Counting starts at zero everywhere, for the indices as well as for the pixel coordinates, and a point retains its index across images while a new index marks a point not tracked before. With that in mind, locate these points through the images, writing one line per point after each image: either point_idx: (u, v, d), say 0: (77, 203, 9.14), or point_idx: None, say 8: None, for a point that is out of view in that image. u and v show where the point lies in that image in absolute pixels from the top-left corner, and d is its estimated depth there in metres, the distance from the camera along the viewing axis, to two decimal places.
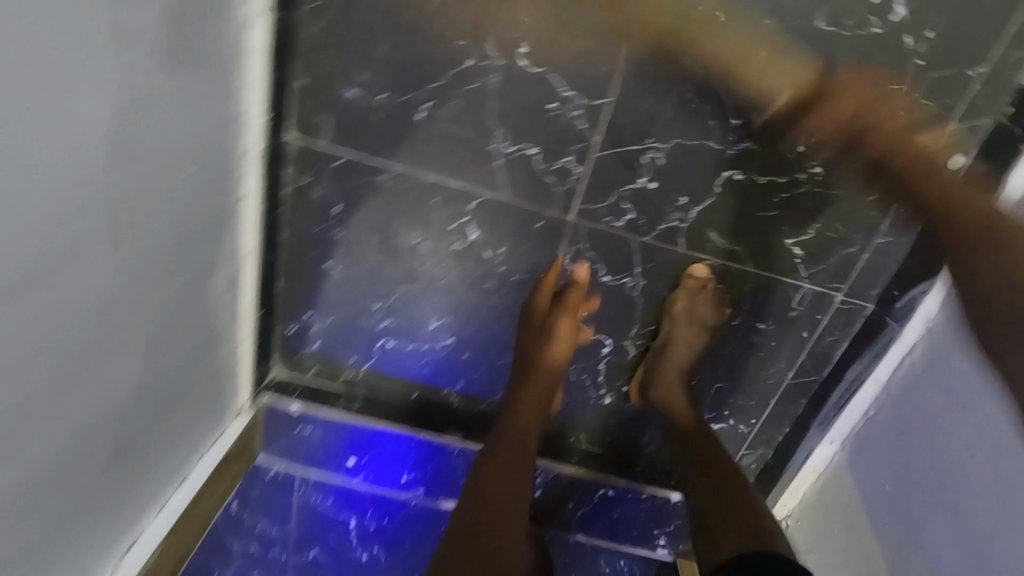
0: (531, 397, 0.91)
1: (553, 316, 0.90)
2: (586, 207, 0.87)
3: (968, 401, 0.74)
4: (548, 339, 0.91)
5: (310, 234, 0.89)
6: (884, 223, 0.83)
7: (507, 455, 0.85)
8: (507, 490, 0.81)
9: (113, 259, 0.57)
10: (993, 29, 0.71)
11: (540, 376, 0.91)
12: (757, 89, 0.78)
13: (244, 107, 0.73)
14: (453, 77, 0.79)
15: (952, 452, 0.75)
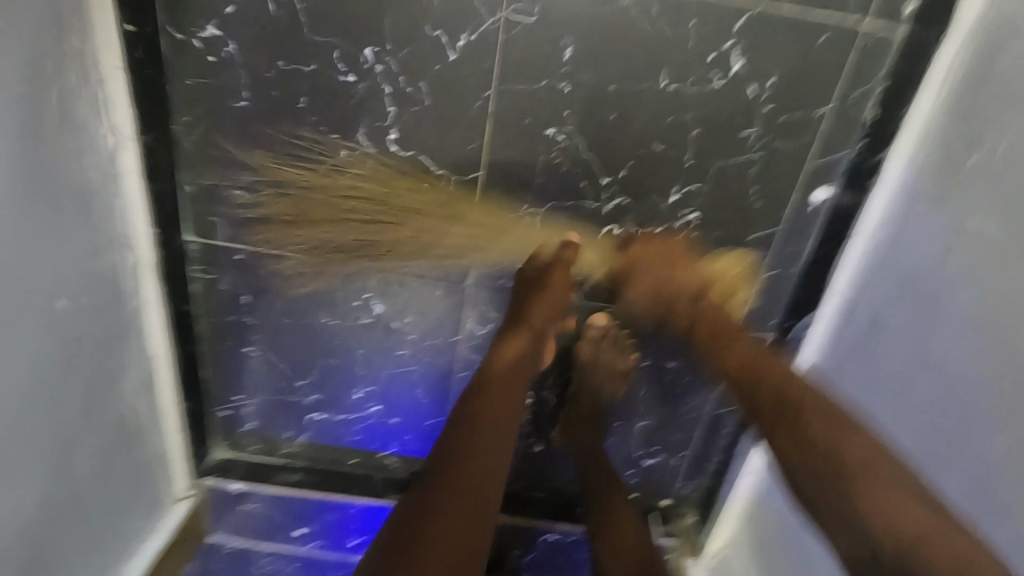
0: (518, 348, 0.81)
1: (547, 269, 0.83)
2: (482, 272, 0.90)
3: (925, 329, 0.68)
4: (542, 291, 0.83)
5: (225, 324, 0.94)
6: (767, 258, 0.84)
7: (486, 411, 0.74)
8: (481, 451, 0.70)
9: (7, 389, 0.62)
10: (830, 71, 0.73)
11: (534, 321, 0.82)
12: (619, 147, 0.79)
13: (129, 227, 0.81)
14: (329, 169, 0.83)
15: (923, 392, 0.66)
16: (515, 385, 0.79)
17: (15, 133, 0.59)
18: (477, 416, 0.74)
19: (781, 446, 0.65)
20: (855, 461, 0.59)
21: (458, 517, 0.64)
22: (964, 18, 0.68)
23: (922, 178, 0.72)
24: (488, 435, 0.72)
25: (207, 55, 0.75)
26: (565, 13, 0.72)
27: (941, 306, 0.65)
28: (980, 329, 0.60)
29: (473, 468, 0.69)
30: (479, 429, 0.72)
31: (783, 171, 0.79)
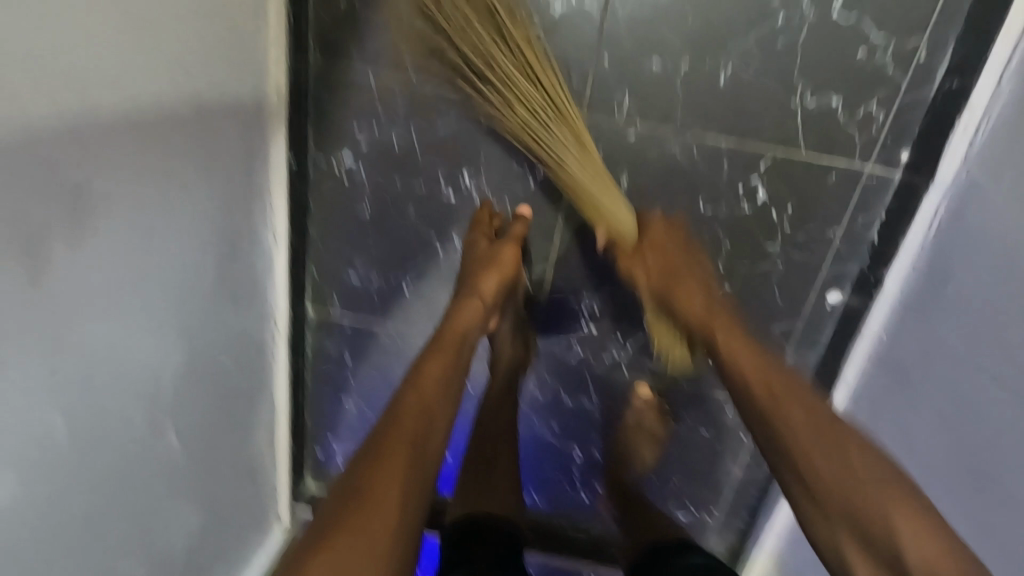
0: (472, 319, 0.86)
1: (498, 243, 0.92)
2: (545, 346, 1.07)
3: (930, 348, 0.81)
4: (494, 262, 0.90)
5: (330, 380, 1.14)
6: (789, 347, 0.99)
7: (441, 356, 0.80)
8: (427, 401, 0.74)
9: (193, 432, 0.82)
10: (841, 202, 0.89)
11: (485, 291, 0.89)
12: None
13: (274, 309, 1.00)
14: (427, 261, 1.02)
15: (937, 409, 0.78)
16: (463, 350, 0.83)
17: (221, 244, 0.80)
18: (420, 379, 0.76)
19: (795, 466, 0.65)
20: (851, 469, 0.62)
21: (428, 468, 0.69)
22: (946, 175, 0.83)
23: (912, 296, 0.87)
24: (429, 401, 0.74)
25: (342, 175, 0.97)
26: (623, 153, 0.90)
27: (920, 404, 0.81)
28: (950, 429, 0.75)
29: (407, 437, 0.69)
30: (429, 392, 0.75)
31: (801, 277, 0.94)
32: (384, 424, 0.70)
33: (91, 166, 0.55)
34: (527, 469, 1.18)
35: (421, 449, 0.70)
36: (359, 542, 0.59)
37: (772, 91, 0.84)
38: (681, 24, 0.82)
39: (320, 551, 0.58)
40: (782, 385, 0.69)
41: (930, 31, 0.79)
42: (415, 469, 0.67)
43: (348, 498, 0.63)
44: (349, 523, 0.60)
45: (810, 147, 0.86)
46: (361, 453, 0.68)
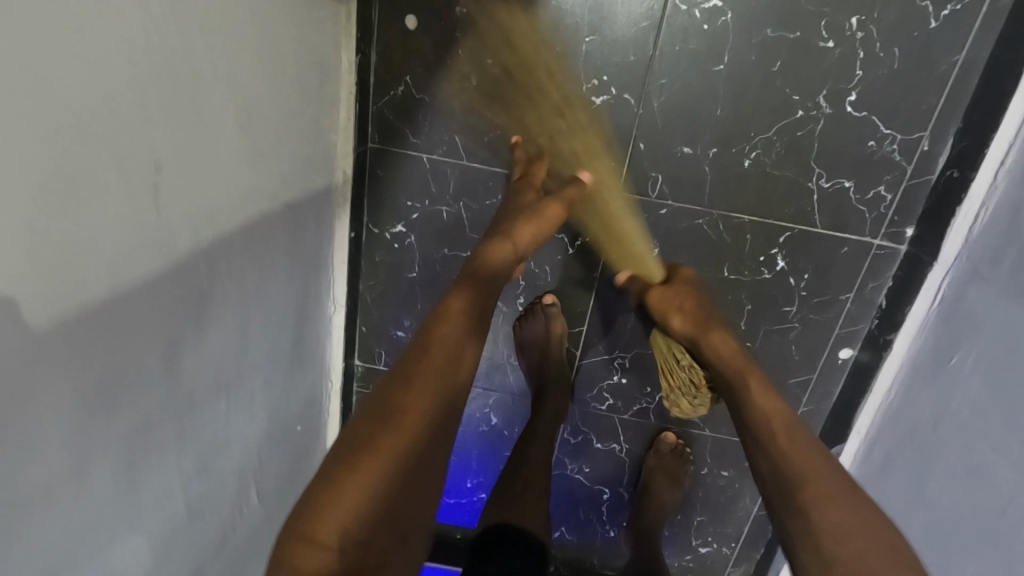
0: (506, 257, 0.80)
1: (544, 198, 0.87)
2: (578, 396, 1.15)
3: (944, 411, 0.89)
4: (534, 211, 0.85)
5: None
6: (804, 396, 1.07)
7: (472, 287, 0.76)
8: (455, 341, 0.70)
9: (267, 492, 0.88)
10: (852, 269, 0.98)
11: (522, 238, 0.82)
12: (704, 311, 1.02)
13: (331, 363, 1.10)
14: None
15: (950, 467, 0.86)
16: (494, 291, 0.79)
17: (294, 316, 0.87)
18: (447, 320, 0.71)
19: (765, 447, 0.71)
20: (805, 463, 0.68)
21: (446, 423, 0.66)
22: (949, 254, 0.92)
23: (921, 361, 0.96)
24: (451, 353, 0.69)
25: (393, 243, 1.04)
26: (655, 225, 0.99)
27: (931, 461, 0.90)
28: (960, 485, 0.83)
29: (433, 389, 0.65)
30: (455, 338, 0.70)
31: (816, 336, 1.03)
32: (406, 368, 0.66)
33: (214, 276, 0.63)
34: (556, 507, 1.26)
35: (445, 403, 0.66)
36: (385, 494, 0.57)
37: (792, 174, 0.93)
38: (711, 114, 0.91)
39: (341, 488, 0.56)
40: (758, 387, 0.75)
41: (933, 124, 0.88)
42: (436, 418, 0.64)
43: (371, 433, 0.60)
44: (372, 465, 0.57)
45: (824, 223, 0.95)
46: (389, 386, 0.64)
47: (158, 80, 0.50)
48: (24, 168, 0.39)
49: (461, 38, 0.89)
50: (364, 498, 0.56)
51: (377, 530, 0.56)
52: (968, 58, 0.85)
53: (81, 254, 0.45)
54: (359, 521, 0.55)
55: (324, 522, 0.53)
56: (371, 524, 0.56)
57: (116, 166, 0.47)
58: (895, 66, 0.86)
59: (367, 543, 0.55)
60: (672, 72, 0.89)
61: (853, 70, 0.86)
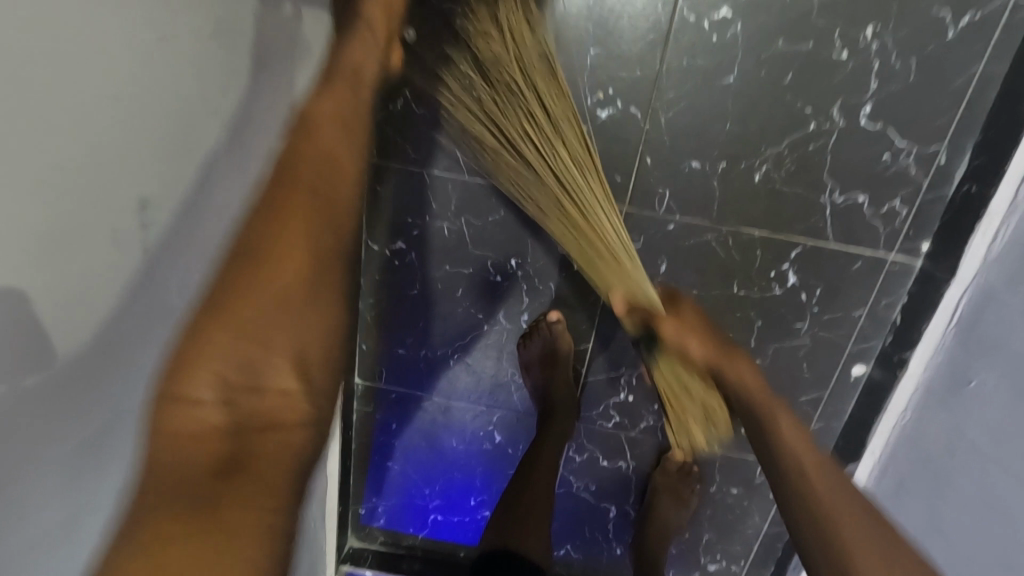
0: (367, 53, 0.63)
1: None
2: (584, 414, 1.12)
3: (959, 438, 0.87)
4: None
5: (376, 442, 1.20)
6: (816, 414, 1.05)
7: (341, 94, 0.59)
8: (330, 147, 0.56)
9: None
10: (865, 286, 0.95)
11: (376, 21, 0.65)
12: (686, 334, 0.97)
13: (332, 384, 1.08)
14: (472, 338, 1.08)
15: (968, 496, 0.83)
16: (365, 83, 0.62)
17: None
18: (322, 123, 0.56)
19: (801, 493, 0.66)
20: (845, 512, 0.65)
21: (340, 237, 0.54)
22: (968, 273, 0.89)
23: (937, 381, 0.94)
24: (331, 163, 0.55)
25: (394, 260, 1.03)
26: (662, 242, 0.96)
27: (945, 486, 0.87)
28: (979, 512, 0.81)
29: (306, 199, 0.53)
30: (329, 148, 0.56)
31: (827, 353, 1.00)
32: (278, 184, 0.53)
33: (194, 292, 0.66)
34: (562, 524, 1.23)
35: (331, 213, 0.54)
36: (275, 325, 0.49)
37: (803, 189, 0.90)
38: (719, 128, 0.88)
39: (208, 336, 0.46)
40: (795, 431, 0.69)
41: (949, 138, 0.86)
42: (317, 240, 0.52)
43: (239, 267, 0.50)
44: (245, 304, 0.48)
45: (837, 238, 0.93)
46: (254, 215, 0.52)
47: (150, 114, 0.54)
48: (34, 207, 0.43)
49: None
50: (240, 339, 0.47)
51: (277, 368, 0.48)
52: (987, 71, 0.82)
53: (88, 282, 0.50)
54: (235, 369, 0.46)
55: (189, 381, 0.45)
56: (260, 368, 0.47)
57: (123, 193, 0.52)
58: (911, 79, 0.83)
59: (262, 387, 0.47)
60: (680, 85, 0.86)
61: (868, 84, 0.83)
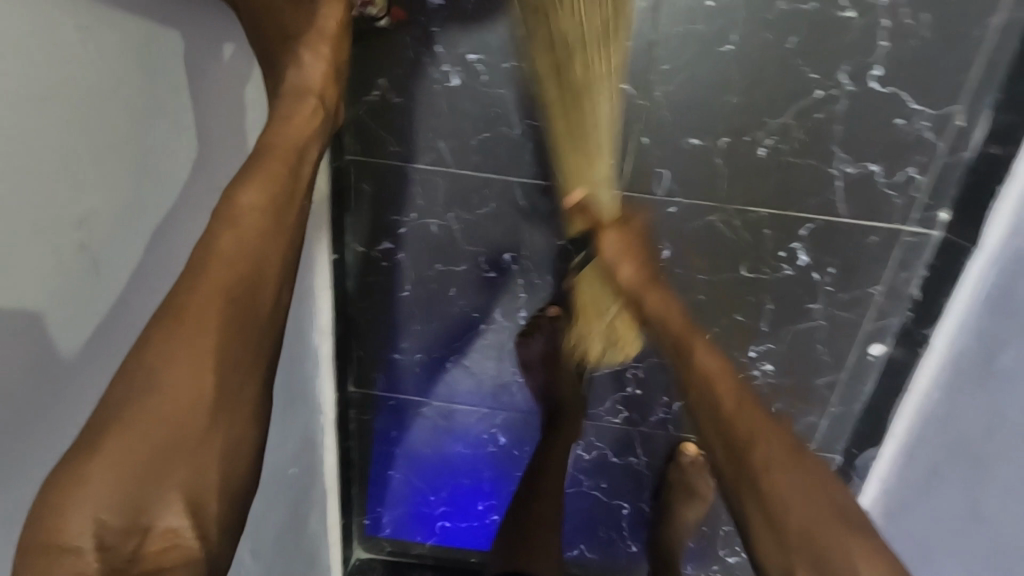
0: (306, 129, 0.62)
1: (303, 45, 0.65)
2: (591, 411, 1.07)
3: (988, 424, 0.82)
4: (288, 81, 0.64)
5: (376, 451, 1.15)
6: (835, 397, 1.00)
7: (266, 183, 0.57)
8: (247, 254, 0.54)
9: (249, 553, 0.81)
10: (881, 261, 0.90)
11: (316, 91, 0.65)
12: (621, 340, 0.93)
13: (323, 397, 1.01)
14: (468, 339, 1.03)
15: (1000, 483, 0.79)
16: (302, 170, 0.61)
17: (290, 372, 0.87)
18: (242, 222, 0.55)
19: (729, 445, 0.68)
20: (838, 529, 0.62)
21: (248, 350, 0.53)
22: (991, 243, 0.84)
23: (964, 357, 0.88)
24: (246, 266, 0.54)
25: (381, 261, 0.97)
26: (665, 227, 0.91)
27: (981, 476, 0.82)
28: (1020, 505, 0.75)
29: (219, 312, 0.51)
30: (252, 246, 0.55)
31: (845, 335, 0.95)
32: (175, 295, 0.51)
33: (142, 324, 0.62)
34: (574, 524, 1.19)
35: (246, 328, 0.53)
36: (167, 459, 0.46)
37: (813, 162, 0.84)
38: (719, 102, 0.82)
39: (86, 477, 0.43)
40: (778, 455, 0.66)
41: (969, 97, 0.79)
42: (228, 363, 0.51)
43: (133, 382, 0.47)
44: (133, 436, 0.45)
45: (851, 212, 0.87)
46: (151, 327, 0.49)
47: (125, 137, 0.56)
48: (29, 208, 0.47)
49: (439, 34, 0.81)
50: (133, 477, 0.44)
51: (167, 506, 0.46)
52: (1007, 20, 0.75)
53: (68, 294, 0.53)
54: (122, 503, 0.44)
55: (67, 528, 0.42)
56: (146, 503, 0.45)
57: (102, 191, 0.54)
58: (926, 34, 0.76)
59: (149, 523, 0.45)
60: (675, 56, 0.80)
61: (878, 43, 0.77)
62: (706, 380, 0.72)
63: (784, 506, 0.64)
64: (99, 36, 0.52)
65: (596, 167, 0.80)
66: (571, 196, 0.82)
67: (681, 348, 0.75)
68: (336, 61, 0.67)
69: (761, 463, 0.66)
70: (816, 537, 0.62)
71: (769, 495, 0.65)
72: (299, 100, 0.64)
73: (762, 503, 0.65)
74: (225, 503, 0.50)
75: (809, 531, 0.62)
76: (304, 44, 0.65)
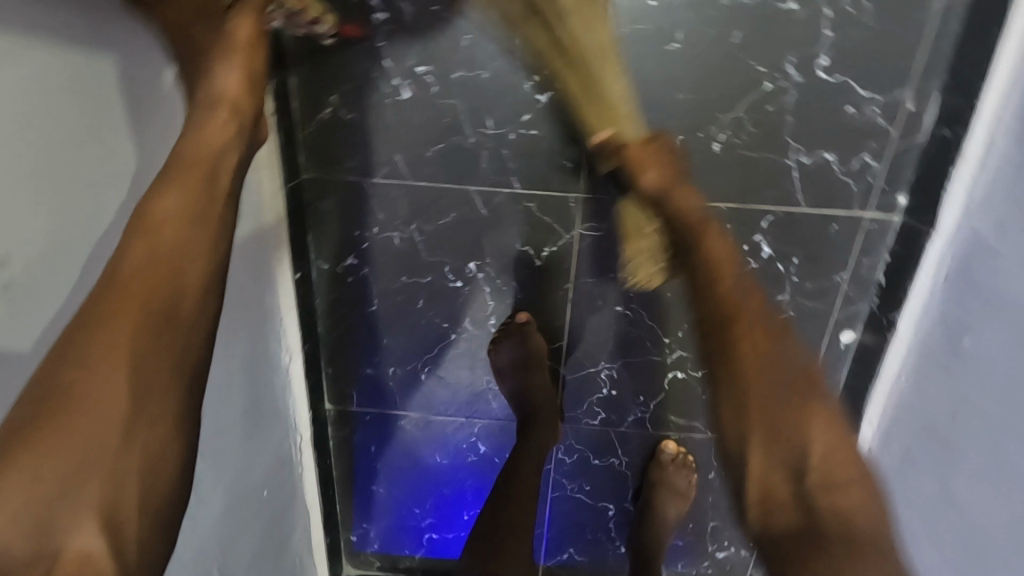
0: (220, 139, 0.61)
1: (220, 55, 0.63)
2: (568, 414, 1.07)
3: (960, 407, 0.81)
4: (205, 92, 0.62)
5: (358, 467, 1.15)
6: None
7: (177, 190, 0.56)
8: (160, 263, 0.54)
9: None
10: (844, 248, 0.90)
11: (234, 99, 0.63)
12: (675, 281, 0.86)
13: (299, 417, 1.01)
14: (440, 350, 1.03)
15: (976, 466, 0.78)
16: (216, 179, 0.59)
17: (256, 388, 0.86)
18: (158, 233, 0.54)
19: (715, 308, 0.68)
20: (812, 427, 0.64)
21: (170, 362, 0.53)
22: (948, 225, 0.84)
23: (930, 341, 0.88)
24: (162, 275, 0.54)
25: (347, 277, 0.97)
26: None
27: (958, 461, 0.81)
28: (999, 490, 0.74)
29: (133, 325, 0.51)
30: (168, 256, 0.55)
31: (814, 323, 0.95)
32: (91, 310, 0.51)
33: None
34: (561, 528, 1.18)
35: (162, 337, 0.53)
36: (76, 478, 0.47)
37: (767, 154, 0.85)
38: (670, 99, 0.82)
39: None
40: (768, 362, 0.66)
41: (916, 81, 0.80)
42: (144, 375, 0.51)
43: (48, 404, 0.47)
44: (50, 444, 0.46)
45: (810, 202, 0.87)
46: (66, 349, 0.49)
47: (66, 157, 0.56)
48: None
49: (386, 47, 0.81)
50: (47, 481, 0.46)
51: (80, 525, 0.46)
52: (948, 4, 0.75)
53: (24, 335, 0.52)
54: (33, 521, 0.44)
55: None
56: (58, 521, 0.45)
57: (45, 215, 0.54)
58: (868, 22, 0.77)
59: (60, 545, 0.45)
60: (623, 56, 0.80)
61: (822, 33, 0.77)
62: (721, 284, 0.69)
63: (755, 374, 0.65)
64: (42, 67, 0.53)
65: (616, 107, 0.77)
66: (599, 133, 0.78)
67: (691, 226, 0.73)
68: (254, 68, 0.65)
69: (745, 330, 0.67)
70: (782, 412, 0.64)
71: (747, 360, 0.66)
72: (214, 109, 0.61)
73: (742, 366, 0.65)
74: (147, 521, 0.50)
75: (778, 409, 0.64)
76: (223, 57, 0.63)
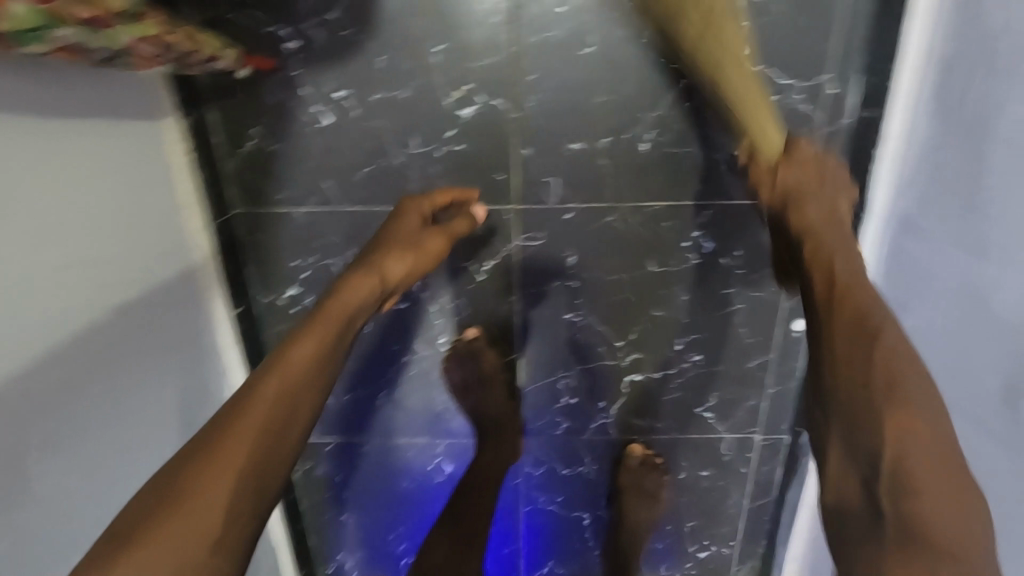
0: (359, 299, 0.67)
1: (392, 244, 0.74)
2: (531, 426, 1.05)
3: None
4: (372, 265, 0.71)
5: (325, 499, 1.12)
6: (768, 378, 0.99)
7: (315, 335, 0.60)
8: (289, 404, 0.55)
9: None
10: None
11: (391, 275, 0.71)
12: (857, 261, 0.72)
13: None
14: (395, 373, 1.01)
15: None
16: (348, 337, 0.64)
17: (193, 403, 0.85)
18: (289, 369, 0.57)
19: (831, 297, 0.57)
20: (917, 440, 0.49)
21: (263, 484, 0.51)
22: (878, 205, 0.84)
23: None
24: (281, 408, 0.54)
25: (290, 308, 0.94)
26: (566, 233, 0.90)
27: None
28: None
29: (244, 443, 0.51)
30: (296, 386, 0.56)
31: (764, 315, 0.94)
32: (219, 428, 0.51)
33: (77, 395, 0.63)
34: (536, 540, 1.16)
35: (258, 481, 0.51)
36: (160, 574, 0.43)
37: (696, 149, 0.84)
38: (591, 102, 0.82)
39: None
40: (907, 377, 0.52)
41: (838, 65, 0.78)
42: (249, 491, 0.50)
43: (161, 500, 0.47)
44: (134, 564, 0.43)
45: (743, 193, 0.86)
46: (182, 459, 0.49)
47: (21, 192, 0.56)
48: None
49: (301, 75, 0.80)
50: None
51: None
52: None
53: None
54: None
55: None
56: None
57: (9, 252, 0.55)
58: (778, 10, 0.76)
59: None
60: (540, 65, 0.80)
61: None
62: (802, 228, 0.65)
63: (886, 375, 0.52)
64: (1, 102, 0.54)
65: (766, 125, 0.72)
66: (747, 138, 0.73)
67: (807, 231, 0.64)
68: (426, 256, 0.75)
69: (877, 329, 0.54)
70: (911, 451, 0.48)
71: (863, 351, 0.53)
72: (375, 276, 0.70)
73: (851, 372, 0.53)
74: None
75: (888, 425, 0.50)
76: (396, 247, 0.73)
